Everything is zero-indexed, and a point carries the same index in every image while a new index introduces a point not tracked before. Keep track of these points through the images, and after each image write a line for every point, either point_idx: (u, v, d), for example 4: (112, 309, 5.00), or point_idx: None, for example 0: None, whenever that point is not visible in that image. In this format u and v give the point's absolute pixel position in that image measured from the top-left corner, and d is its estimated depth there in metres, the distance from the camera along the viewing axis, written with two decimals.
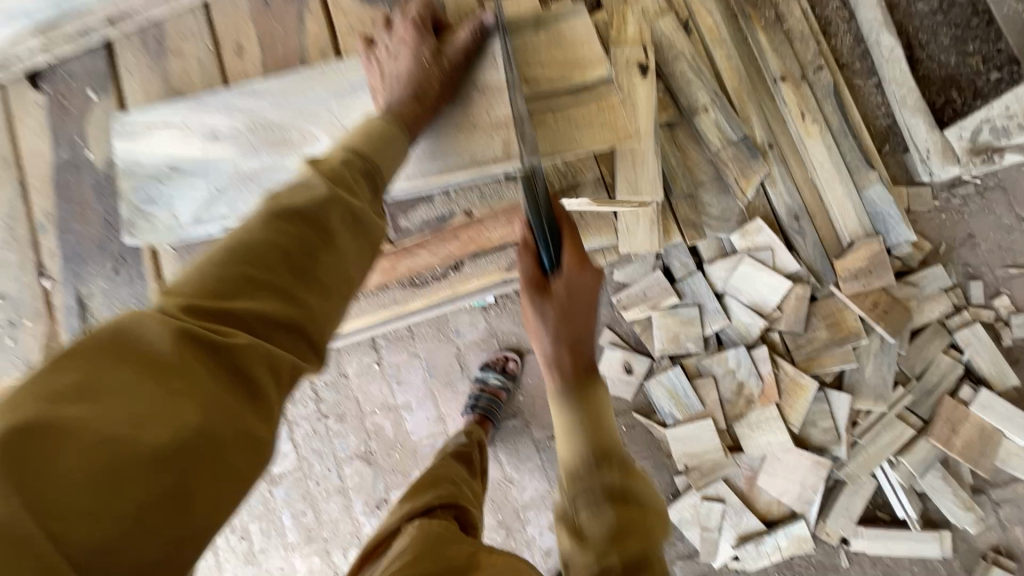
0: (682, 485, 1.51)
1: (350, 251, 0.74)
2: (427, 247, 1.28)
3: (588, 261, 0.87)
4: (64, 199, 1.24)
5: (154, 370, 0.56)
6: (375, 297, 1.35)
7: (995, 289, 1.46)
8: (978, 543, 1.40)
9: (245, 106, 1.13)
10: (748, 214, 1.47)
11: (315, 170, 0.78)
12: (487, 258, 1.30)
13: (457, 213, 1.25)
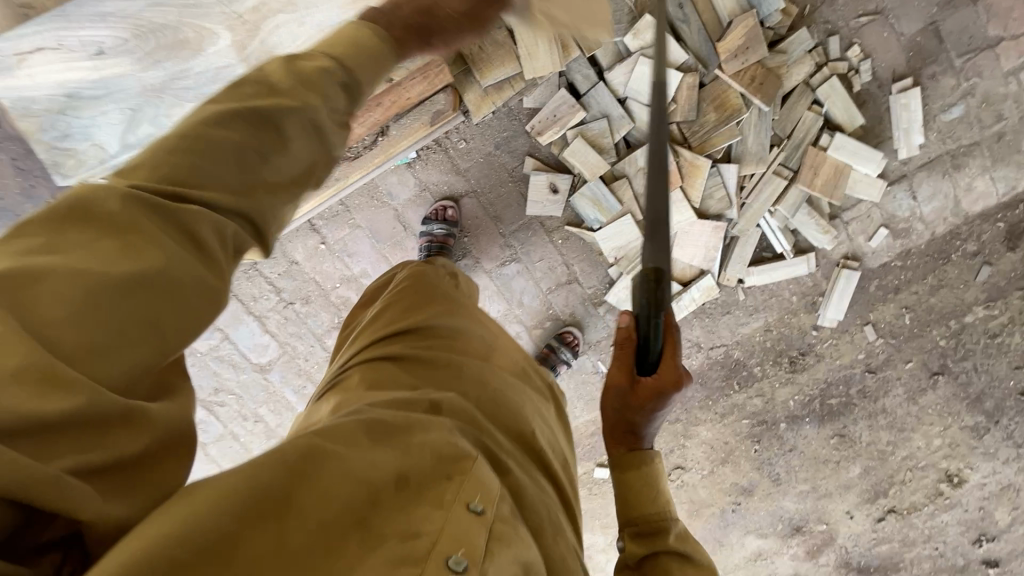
0: (615, 275, 1.79)
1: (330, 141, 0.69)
2: (355, 119, 1.36)
3: (678, 376, 0.93)
4: None
5: (104, 236, 0.50)
6: None
7: (849, 41, 1.65)
8: (833, 256, 1.83)
9: (120, 10, 1.07)
10: (638, 11, 1.53)
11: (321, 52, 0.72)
12: (410, 117, 1.41)
13: None
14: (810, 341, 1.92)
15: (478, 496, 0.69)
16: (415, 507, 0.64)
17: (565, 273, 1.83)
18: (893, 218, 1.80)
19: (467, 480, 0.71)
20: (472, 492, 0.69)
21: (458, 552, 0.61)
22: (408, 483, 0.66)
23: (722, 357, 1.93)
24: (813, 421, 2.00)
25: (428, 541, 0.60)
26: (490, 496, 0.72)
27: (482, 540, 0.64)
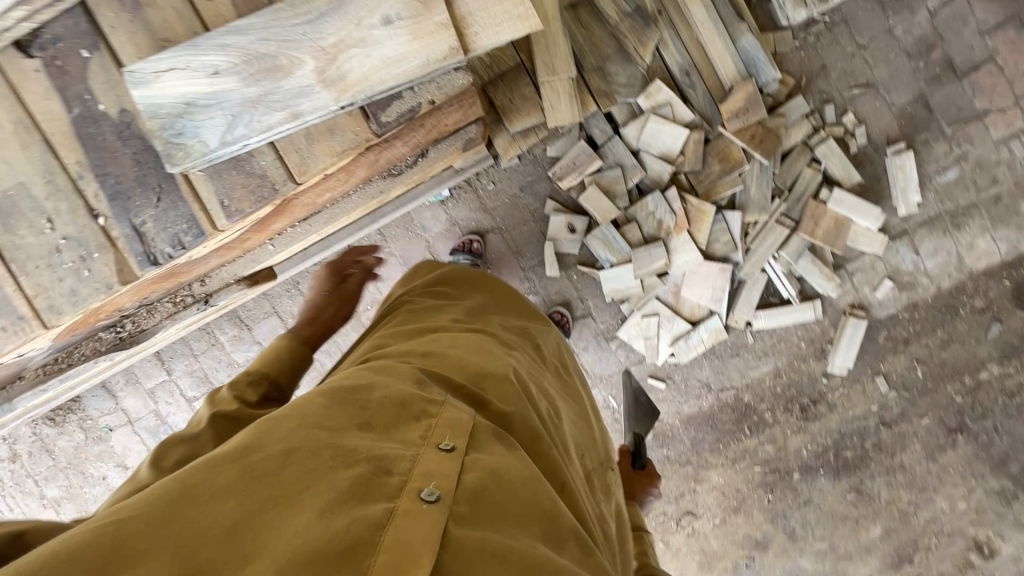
0: (627, 311, 1.90)
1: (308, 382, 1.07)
2: None
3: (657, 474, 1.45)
4: None
5: None
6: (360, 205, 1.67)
7: (844, 108, 1.83)
8: (840, 304, 1.90)
9: None
10: (649, 77, 1.74)
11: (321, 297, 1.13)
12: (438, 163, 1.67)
13: None
14: (820, 389, 1.94)
15: (449, 437, 0.74)
16: (383, 445, 0.70)
17: (579, 307, 1.95)
18: (898, 270, 1.88)
19: (438, 424, 0.76)
20: (442, 433, 0.74)
21: (428, 483, 0.65)
22: (374, 429, 0.73)
23: (732, 400, 1.96)
24: (828, 473, 1.98)
25: (396, 476, 0.65)
26: (464, 435, 0.76)
27: (455, 472, 0.68)
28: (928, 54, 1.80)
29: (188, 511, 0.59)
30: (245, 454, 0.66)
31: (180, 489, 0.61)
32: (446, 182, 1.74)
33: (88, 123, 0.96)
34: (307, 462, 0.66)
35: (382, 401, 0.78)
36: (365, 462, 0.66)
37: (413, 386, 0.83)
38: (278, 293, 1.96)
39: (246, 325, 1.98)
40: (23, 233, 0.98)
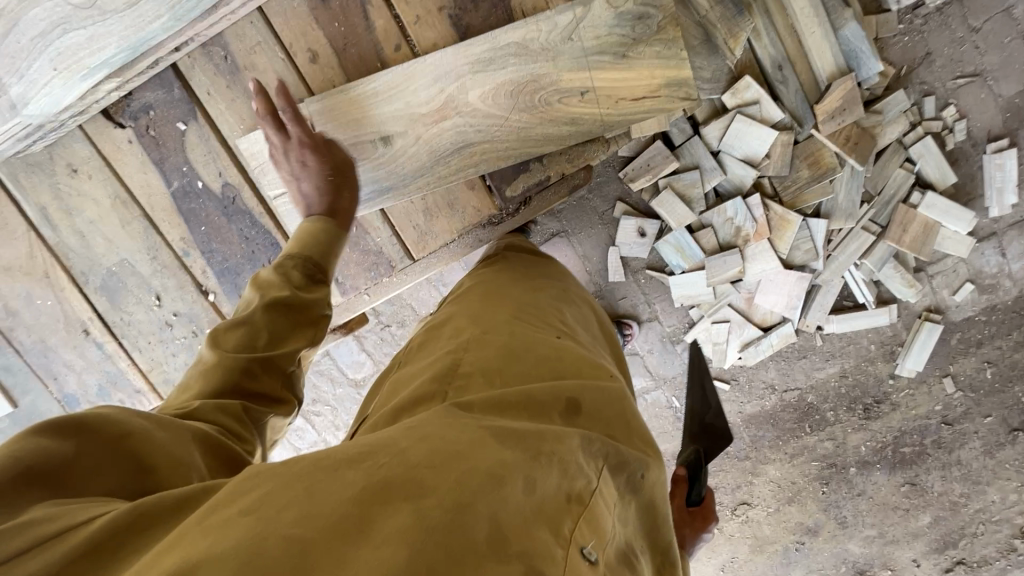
0: (695, 316, 1.89)
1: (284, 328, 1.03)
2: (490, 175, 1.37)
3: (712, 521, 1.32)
4: (194, 223, 1.39)
5: None
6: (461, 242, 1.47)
7: (946, 100, 1.68)
8: (915, 307, 1.85)
9: (403, 105, 1.29)
10: (737, 71, 1.61)
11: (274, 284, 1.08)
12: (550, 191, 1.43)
13: (551, 176, 1.36)
14: (886, 389, 1.94)
15: (594, 540, 0.62)
16: (536, 534, 0.57)
17: (646, 310, 1.93)
18: (980, 273, 1.81)
19: (587, 518, 0.64)
20: (591, 537, 0.62)
21: None
22: (535, 498, 0.61)
23: (795, 399, 1.99)
24: (884, 468, 2.02)
25: None
26: (607, 541, 0.65)
27: None
28: None
29: (351, 549, 0.51)
30: (416, 491, 0.56)
31: (351, 517, 0.54)
32: None
33: (188, 197, 1.38)
34: (467, 522, 0.54)
35: (547, 460, 0.67)
36: (518, 559, 0.53)
37: (574, 443, 0.73)
38: None
39: None
40: (133, 309, 1.45)
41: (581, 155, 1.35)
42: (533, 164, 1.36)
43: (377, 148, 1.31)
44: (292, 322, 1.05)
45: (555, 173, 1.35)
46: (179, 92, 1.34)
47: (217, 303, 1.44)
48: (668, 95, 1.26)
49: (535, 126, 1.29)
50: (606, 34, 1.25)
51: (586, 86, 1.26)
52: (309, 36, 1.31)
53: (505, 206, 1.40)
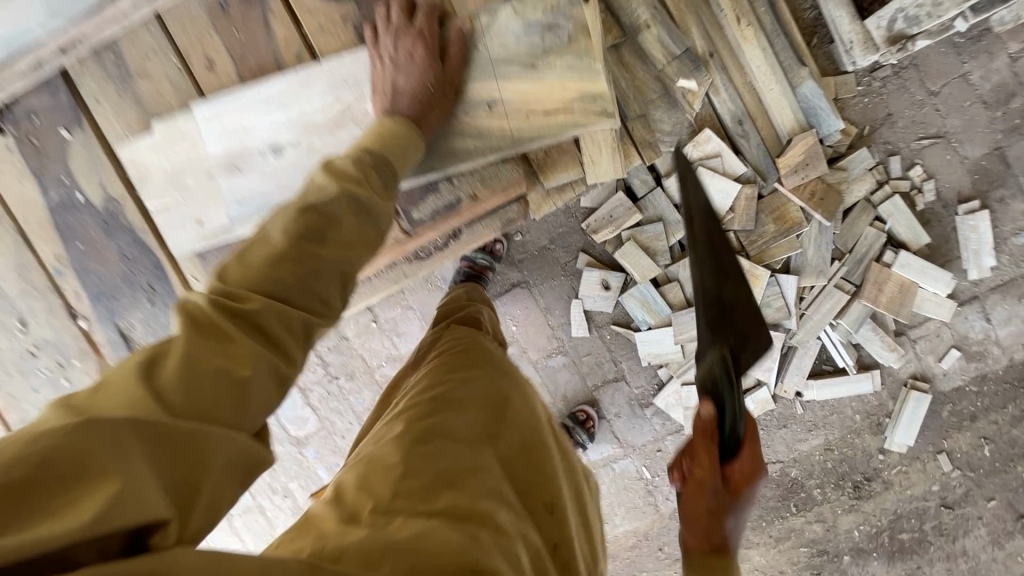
0: (664, 377, 1.76)
1: (353, 233, 0.79)
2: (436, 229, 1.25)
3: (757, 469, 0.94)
4: (70, 239, 1.29)
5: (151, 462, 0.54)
6: (387, 274, 1.38)
7: (911, 161, 1.65)
8: (900, 374, 1.72)
9: (294, 112, 1.16)
10: (698, 124, 1.60)
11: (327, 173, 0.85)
12: (484, 223, 1.35)
13: (462, 198, 1.21)
14: (876, 465, 1.76)
15: None
16: None
17: (612, 368, 1.80)
18: (966, 339, 1.70)
19: None
20: None
21: None
22: None
23: (778, 474, 1.80)
24: (882, 558, 1.79)
25: None
26: None
27: None
28: (1006, 103, 1.62)
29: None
30: None
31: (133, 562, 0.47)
32: None
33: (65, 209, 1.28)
34: None
35: None
36: None
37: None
38: None
39: None
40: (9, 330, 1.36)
41: (495, 179, 1.21)
42: (443, 184, 1.20)
43: (268, 159, 1.18)
44: (321, 237, 0.76)
45: (465, 195, 1.21)
46: (66, 97, 1.24)
47: (89, 330, 1.35)
48: (581, 109, 1.11)
49: (438, 139, 1.15)
50: (514, 45, 1.10)
51: (492, 96, 1.13)
52: (206, 45, 1.19)
53: (433, 238, 1.33)
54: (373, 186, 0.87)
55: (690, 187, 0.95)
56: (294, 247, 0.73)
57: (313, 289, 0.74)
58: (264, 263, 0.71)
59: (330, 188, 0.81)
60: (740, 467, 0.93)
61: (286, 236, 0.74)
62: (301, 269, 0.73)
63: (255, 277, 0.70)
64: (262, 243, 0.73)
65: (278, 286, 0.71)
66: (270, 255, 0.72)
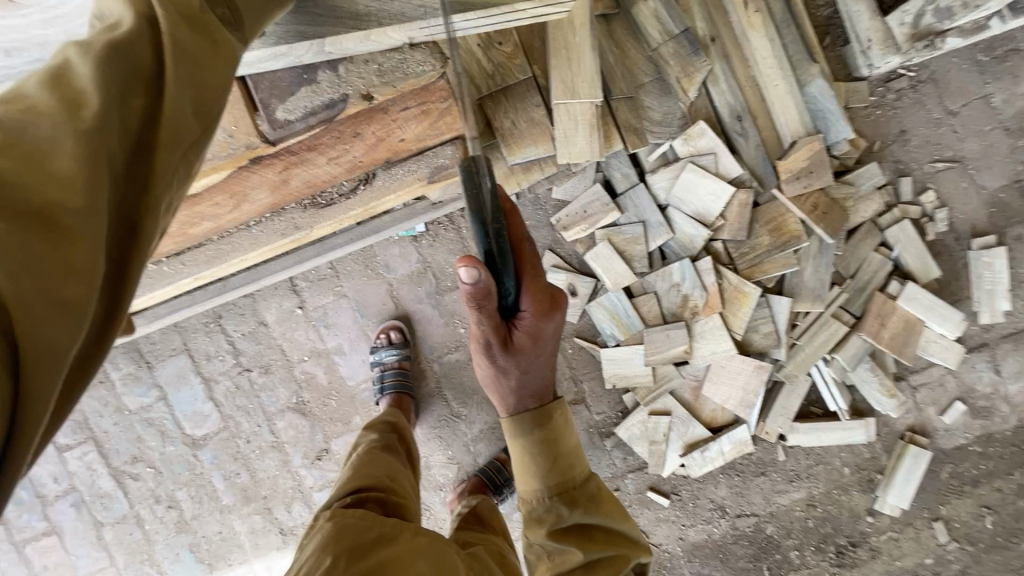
0: (630, 403, 1.52)
1: (178, 85, 0.50)
2: (325, 150, 0.93)
3: (554, 309, 0.81)
4: None
5: None
6: (268, 224, 1.02)
7: (923, 184, 1.47)
8: (897, 426, 1.51)
9: None
10: (690, 116, 1.37)
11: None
12: (403, 167, 0.99)
13: (353, 96, 0.86)
14: (863, 530, 1.53)
15: None
16: None
17: (570, 389, 1.55)
18: (971, 392, 1.50)
19: None
20: None
21: None
22: None
23: (751, 530, 1.55)
24: None
25: None
26: None
27: None
28: None
29: None
30: None
31: None
32: (419, 215, 1.39)
33: None
34: None
35: None
36: None
37: None
38: (192, 327, 1.54)
39: (146, 362, 1.54)
40: None
41: (399, 73, 0.87)
42: (324, 73, 0.86)
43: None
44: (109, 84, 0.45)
45: (354, 93, 0.85)
46: None
47: None
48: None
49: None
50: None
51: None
52: None
53: (336, 182, 0.99)
54: (200, 15, 0.54)
55: (480, 202, 0.69)
56: (89, 109, 0.44)
57: (117, 160, 0.45)
58: (17, 132, 0.41)
59: (124, 21, 0.50)
60: (527, 327, 0.80)
61: (68, 88, 0.45)
62: (104, 133, 0.44)
63: (7, 145, 0.40)
64: (15, 105, 0.43)
65: (80, 155, 0.42)
66: (41, 118, 0.42)
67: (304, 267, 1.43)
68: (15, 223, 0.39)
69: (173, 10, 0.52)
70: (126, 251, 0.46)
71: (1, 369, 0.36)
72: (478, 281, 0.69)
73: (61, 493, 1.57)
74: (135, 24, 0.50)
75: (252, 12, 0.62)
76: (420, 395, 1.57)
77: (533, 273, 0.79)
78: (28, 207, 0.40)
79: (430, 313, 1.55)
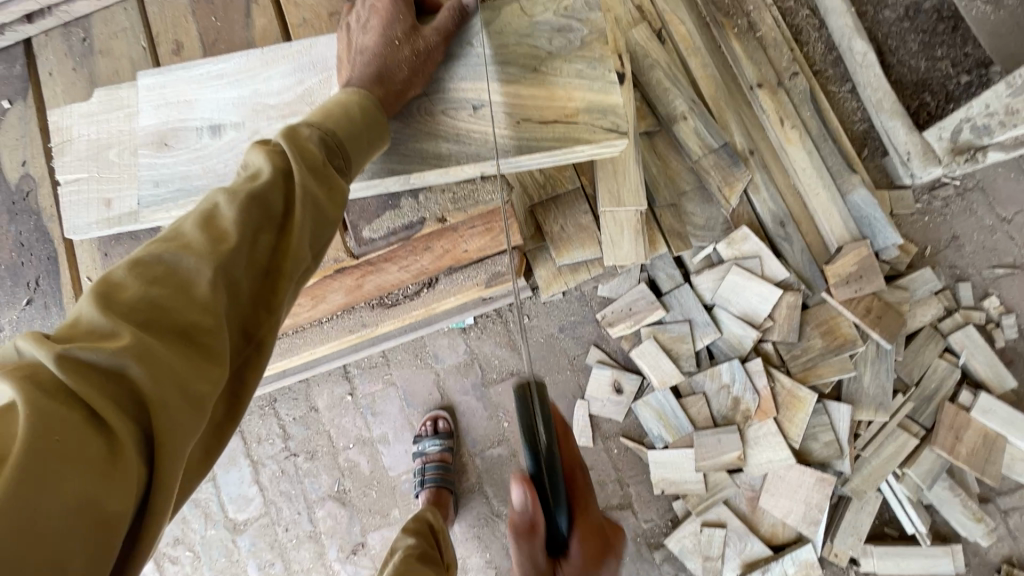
0: (680, 511, 1.43)
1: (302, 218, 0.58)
2: (397, 261, 1.03)
3: (604, 541, 0.77)
4: None
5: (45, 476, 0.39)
6: (335, 318, 1.13)
7: (984, 290, 1.43)
8: (989, 556, 1.35)
9: (204, 103, 0.86)
10: (733, 222, 1.41)
11: (265, 148, 0.61)
12: (464, 273, 1.10)
13: (428, 219, 0.94)
14: None
15: None
16: None
17: (616, 492, 1.49)
18: None
19: None
20: None
21: None
22: None
23: None
24: None
25: None
26: None
27: None
28: None
29: None
30: None
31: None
32: (469, 310, 1.46)
33: None
34: None
35: None
36: None
37: None
38: (248, 409, 1.60)
39: None
40: None
41: (470, 200, 0.95)
42: (405, 199, 0.94)
43: (204, 139, 0.85)
44: (246, 221, 0.54)
45: (431, 217, 0.94)
46: (19, 67, 1.13)
47: None
48: (587, 124, 0.84)
49: (399, 139, 0.83)
50: (514, 43, 0.84)
51: (482, 97, 0.83)
52: (177, 25, 1.07)
53: (404, 286, 1.10)
54: (320, 163, 0.62)
55: (533, 428, 0.68)
56: (227, 244, 0.52)
57: (246, 280, 0.53)
58: (173, 268, 0.50)
59: (263, 170, 0.59)
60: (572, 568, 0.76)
61: (215, 229, 0.53)
62: (236, 256, 0.52)
63: (167, 278, 0.49)
64: (174, 242, 0.51)
65: (214, 278, 0.50)
66: (191, 254, 0.51)
67: (359, 355, 1.51)
68: (163, 340, 0.47)
69: (301, 162, 0.61)
70: (243, 360, 0.53)
71: (139, 460, 0.44)
72: (527, 515, 0.73)
73: None
74: (271, 176, 0.58)
75: (360, 158, 0.70)
76: (460, 490, 1.54)
77: (585, 514, 0.79)
78: (176, 328, 0.48)
79: (475, 405, 1.57)
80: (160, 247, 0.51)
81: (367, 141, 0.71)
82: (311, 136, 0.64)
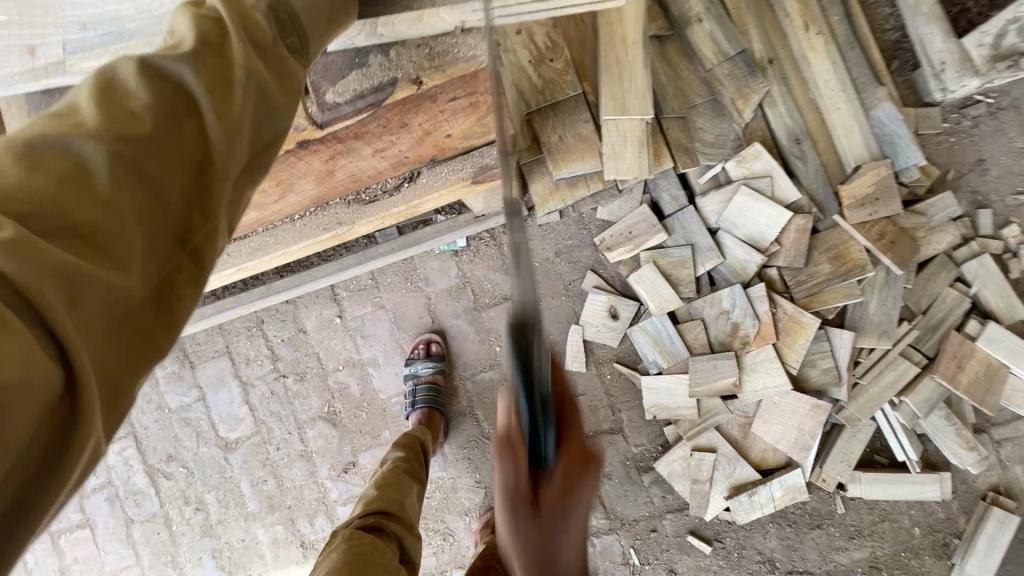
0: (671, 437, 1.43)
1: (244, 109, 0.48)
2: (373, 141, 0.96)
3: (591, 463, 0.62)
4: None
5: None
6: (313, 215, 1.09)
7: (1004, 218, 1.35)
8: (977, 484, 1.36)
9: None
10: (745, 138, 1.30)
11: (192, 12, 0.49)
12: (448, 165, 1.08)
13: (402, 81, 0.84)
14: None
15: None
16: None
17: (607, 418, 1.48)
18: None
19: None
20: None
21: None
22: None
23: None
24: None
25: None
26: None
27: None
28: None
29: None
30: None
31: None
32: (461, 228, 1.40)
33: None
34: None
35: None
36: None
37: None
38: (235, 330, 1.57)
39: (190, 362, 1.58)
40: None
41: (448, 59, 0.84)
42: (374, 57, 0.82)
43: None
44: (158, 105, 0.43)
45: (404, 78, 0.83)
46: None
47: None
48: None
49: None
50: None
51: None
52: None
53: (382, 177, 1.06)
54: (269, 43, 0.51)
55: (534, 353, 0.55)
56: (140, 126, 0.42)
57: (168, 169, 0.42)
58: (60, 150, 0.38)
59: (184, 39, 0.46)
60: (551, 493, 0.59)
61: (120, 107, 0.42)
62: (155, 142, 0.42)
63: (52, 162, 0.38)
64: (66, 122, 0.40)
65: (117, 163, 0.40)
66: (87, 135, 0.39)
67: (345, 274, 1.46)
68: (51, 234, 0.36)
69: (241, 35, 0.49)
70: (174, 265, 0.43)
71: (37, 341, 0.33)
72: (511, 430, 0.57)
73: (98, 487, 1.60)
74: (193, 45, 0.46)
75: (319, 34, 0.59)
76: (451, 413, 1.53)
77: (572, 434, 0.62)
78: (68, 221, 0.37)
79: (467, 329, 1.53)
80: (47, 126, 0.39)
81: (330, 9, 0.60)
82: (261, 1, 0.52)
